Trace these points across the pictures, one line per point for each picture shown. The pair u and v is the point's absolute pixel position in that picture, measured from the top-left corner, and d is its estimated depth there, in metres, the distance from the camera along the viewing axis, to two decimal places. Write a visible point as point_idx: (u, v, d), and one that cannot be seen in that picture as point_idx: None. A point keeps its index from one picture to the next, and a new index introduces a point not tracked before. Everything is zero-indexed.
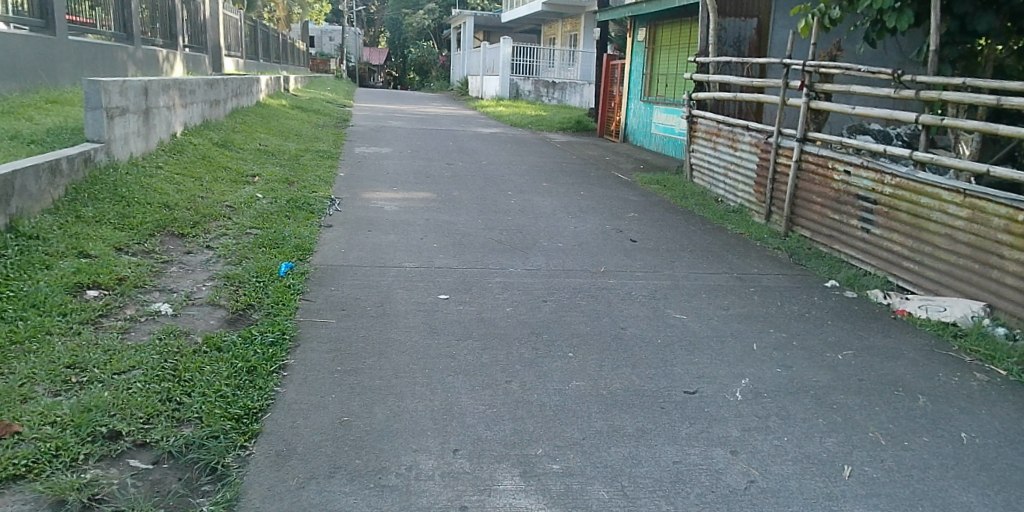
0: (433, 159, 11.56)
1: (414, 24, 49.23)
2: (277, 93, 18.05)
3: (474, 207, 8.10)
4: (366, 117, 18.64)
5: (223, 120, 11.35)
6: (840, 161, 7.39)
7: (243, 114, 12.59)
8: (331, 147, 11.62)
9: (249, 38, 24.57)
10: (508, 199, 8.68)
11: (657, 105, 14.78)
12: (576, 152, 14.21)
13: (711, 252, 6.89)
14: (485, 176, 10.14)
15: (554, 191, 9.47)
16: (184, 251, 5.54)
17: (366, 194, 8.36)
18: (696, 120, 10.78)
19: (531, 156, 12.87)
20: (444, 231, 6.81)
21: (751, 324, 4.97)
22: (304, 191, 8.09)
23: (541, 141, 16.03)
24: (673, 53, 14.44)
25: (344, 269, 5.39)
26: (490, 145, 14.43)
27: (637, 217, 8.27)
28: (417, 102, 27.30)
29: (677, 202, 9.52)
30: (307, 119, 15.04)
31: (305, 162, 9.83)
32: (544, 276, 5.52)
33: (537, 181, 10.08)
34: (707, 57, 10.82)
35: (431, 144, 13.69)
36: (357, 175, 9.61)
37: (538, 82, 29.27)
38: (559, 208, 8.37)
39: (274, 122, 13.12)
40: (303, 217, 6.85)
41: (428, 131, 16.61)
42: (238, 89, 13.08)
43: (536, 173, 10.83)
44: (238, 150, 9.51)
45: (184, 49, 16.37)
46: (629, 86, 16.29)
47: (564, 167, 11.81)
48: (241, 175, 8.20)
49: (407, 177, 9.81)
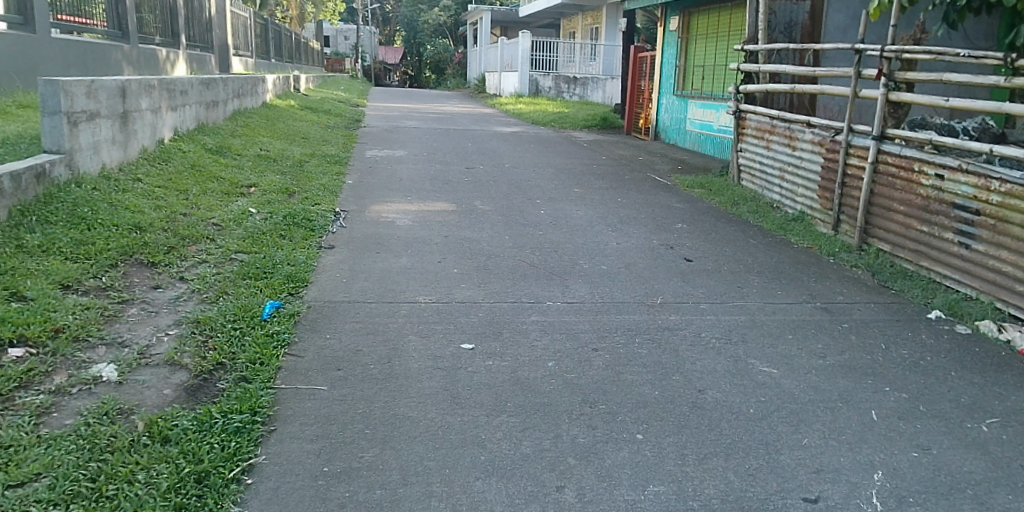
0: (451, 162, 10.55)
1: (429, 21, 48.22)
2: (286, 93, 17.10)
3: (499, 218, 7.08)
4: (380, 117, 17.66)
5: (223, 123, 10.39)
6: (930, 163, 6.24)
7: (245, 115, 11.63)
8: (339, 151, 10.66)
9: (259, 37, 23.71)
10: (537, 208, 7.66)
11: (694, 99, 13.64)
12: (605, 151, 13.12)
13: (782, 274, 5.83)
14: (510, 182, 9.12)
15: (587, 198, 8.43)
16: (151, 286, 4.54)
17: (376, 206, 7.37)
18: (745, 115, 9.69)
19: (558, 157, 11.82)
20: (467, 251, 5.80)
21: (858, 376, 3.93)
22: (304, 203, 7.18)
23: (567, 139, 14.96)
24: (711, 43, 13.29)
25: (344, 306, 4.39)
26: (513, 145, 13.37)
27: (687, 228, 7.21)
28: (434, 101, 26.27)
29: (729, 209, 8.43)
30: (316, 120, 14.09)
31: (309, 169, 8.89)
32: (591, 314, 4.47)
33: (567, 187, 9.04)
34: (756, 45, 9.78)
35: (449, 145, 12.67)
36: (367, 183, 8.61)
37: (559, 78, 28.13)
38: (596, 218, 7.34)
39: (279, 124, 12.15)
40: (300, 237, 5.88)
41: (445, 130, 15.58)
42: (240, 89, 12.12)
43: (566, 177, 9.79)
44: (234, 156, 8.57)
45: (185, 48, 15.46)
46: (661, 79, 15.15)
47: (596, 169, 10.75)
48: (233, 188, 7.25)
49: (422, 183, 8.80)
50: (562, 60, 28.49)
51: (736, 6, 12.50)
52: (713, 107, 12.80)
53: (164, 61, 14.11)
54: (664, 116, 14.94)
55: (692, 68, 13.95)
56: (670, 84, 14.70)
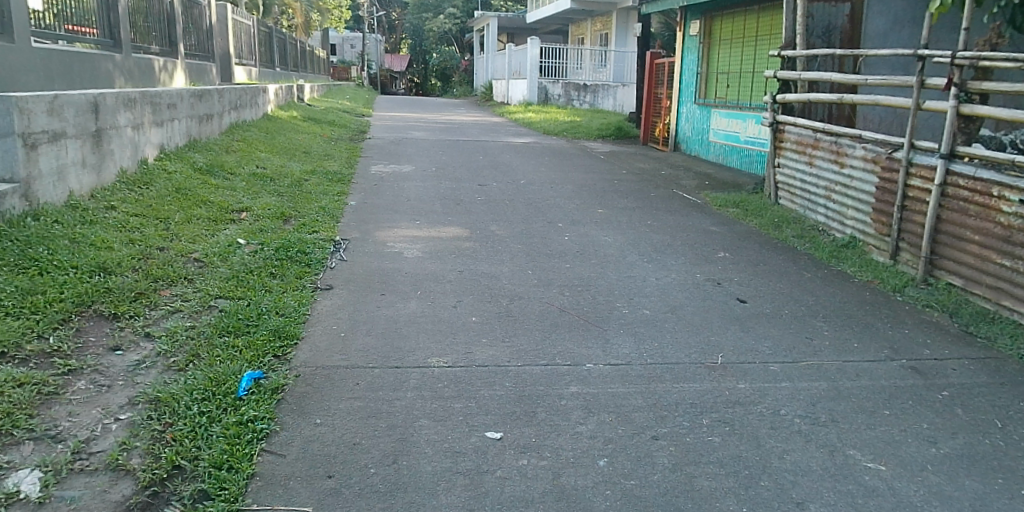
0: (462, 179, 9.77)
1: (435, 28, 47.52)
2: (288, 102, 16.37)
3: (520, 245, 6.31)
4: (386, 126, 16.89)
5: (217, 137, 9.63)
6: (1014, 188, 5.41)
7: (242, 128, 10.89)
8: (342, 168, 9.88)
9: (263, 45, 23.02)
10: (562, 233, 6.88)
11: (716, 108, 12.79)
12: (626, 164, 12.33)
13: (853, 320, 5.03)
14: (529, 202, 8.34)
15: (614, 220, 7.65)
16: (108, 348, 3.74)
17: (382, 232, 6.59)
18: (784, 127, 8.86)
19: (577, 172, 11.03)
20: (488, 290, 5.02)
21: (984, 474, 3.16)
22: (301, 230, 6.38)
23: (583, 151, 14.15)
24: (734, 48, 12.41)
25: (344, 374, 3.60)
26: (527, 158, 12.59)
27: (731, 259, 6.42)
28: (441, 109, 25.51)
29: (770, 233, 7.61)
30: (318, 132, 13.34)
31: (307, 190, 8.10)
32: (643, 383, 3.69)
33: (591, 207, 8.25)
34: (796, 50, 8.91)
35: (460, 158, 11.91)
36: (371, 204, 7.84)
37: (569, 85, 27.31)
38: (629, 246, 6.56)
39: (278, 137, 11.39)
40: (294, 275, 5.09)
41: (455, 142, 14.81)
42: (238, 100, 11.38)
43: (588, 195, 9.02)
44: (226, 176, 7.79)
45: (182, 56, 14.73)
46: (679, 87, 14.28)
47: (619, 185, 9.96)
48: (221, 214, 6.46)
49: (431, 204, 8.03)
50: (569, 67, 27.52)
51: (763, 9, 11.59)
52: (739, 117, 11.95)
53: (160, 70, 13.37)
54: (684, 126, 14.09)
55: (714, 75, 13.09)
56: (690, 91, 13.83)
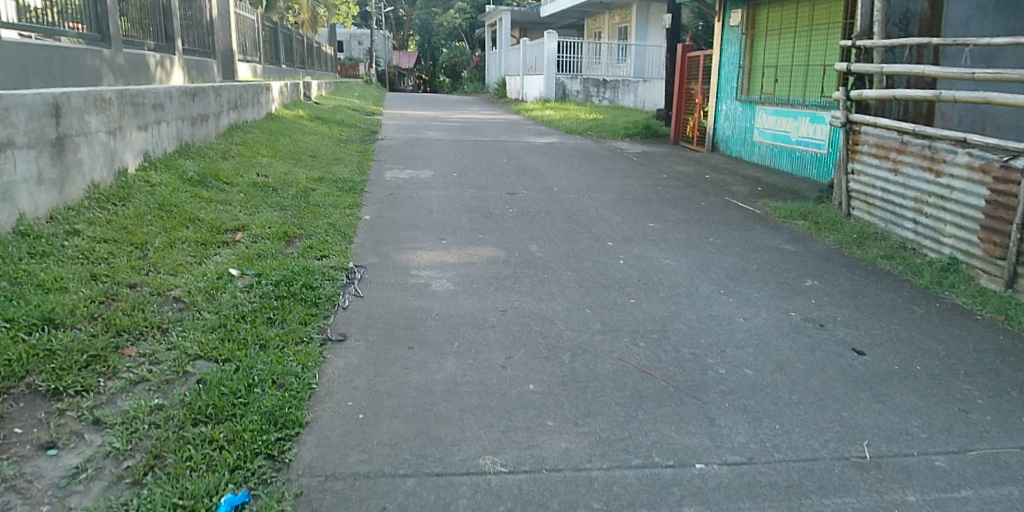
0: (488, 186, 8.72)
1: (445, 24, 46.46)
2: (295, 101, 15.37)
3: (570, 272, 5.26)
4: (398, 126, 15.86)
5: (214, 141, 8.63)
6: None
7: (243, 131, 9.88)
8: (354, 175, 8.85)
9: (268, 42, 22.07)
10: (615, 254, 5.83)
11: (763, 105, 11.66)
12: (663, 167, 11.26)
13: (1004, 378, 3.97)
14: (567, 214, 7.29)
15: (671, 236, 6.60)
16: (38, 445, 2.73)
17: (403, 255, 5.54)
18: (859, 128, 7.75)
19: (612, 176, 9.96)
20: (542, 339, 3.99)
21: None
22: (308, 255, 5.33)
23: (612, 151, 13.07)
24: (784, 39, 11.27)
25: (366, 491, 2.58)
26: (554, 160, 11.54)
27: (821, 288, 5.36)
28: (454, 108, 24.47)
29: (854, 253, 6.52)
30: (326, 134, 12.31)
31: (314, 202, 7.05)
32: (779, 498, 2.67)
33: (640, 220, 7.20)
34: (872, 41, 7.81)
35: (481, 162, 10.86)
36: (389, 218, 6.80)
37: (587, 81, 26.17)
38: (697, 272, 5.50)
39: (282, 139, 10.38)
40: (298, 320, 4.03)
41: (474, 143, 13.76)
42: (238, 100, 10.37)
43: (633, 205, 7.95)
44: (221, 187, 6.76)
45: (181, 53, 13.74)
46: (717, 82, 13.16)
47: (663, 193, 8.88)
48: (212, 236, 5.43)
49: (457, 217, 6.99)
50: (585, 62, 26.62)
51: None
52: (790, 115, 10.83)
53: (156, 67, 12.37)
54: (724, 125, 12.98)
55: (759, 69, 11.96)
56: (730, 87, 12.70)
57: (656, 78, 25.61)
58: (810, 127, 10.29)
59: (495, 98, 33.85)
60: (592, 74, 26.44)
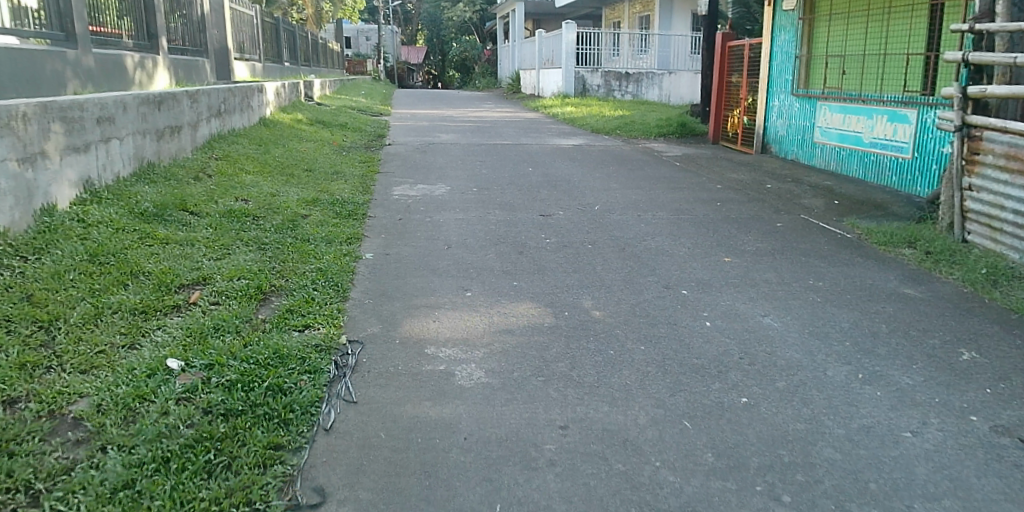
0: (515, 204, 7.32)
1: (455, 17, 45.09)
2: (295, 102, 14.02)
3: (643, 347, 3.86)
4: (409, 128, 14.47)
5: (189, 158, 7.28)
6: None
7: (228, 142, 8.53)
8: (354, 194, 7.47)
9: (269, 39, 20.77)
10: (696, 310, 4.42)
11: (825, 100, 10.17)
12: (713, 174, 9.80)
13: None
14: (619, 245, 5.88)
15: (756, 277, 5.19)
16: None
17: (413, 321, 4.15)
18: (979, 133, 6.19)
19: (659, 187, 8.52)
20: (631, 491, 2.60)
21: None
22: (286, 326, 3.92)
23: (649, 154, 11.61)
24: (853, 24, 9.76)
25: None
26: (587, 167, 10.10)
27: (987, 364, 3.91)
28: (467, 105, 23.06)
29: (995, 298, 4.97)
30: (325, 142, 10.97)
31: (302, 236, 5.67)
32: None
33: (710, 253, 5.78)
34: (993, 28, 6.28)
35: (503, 172, 9.44)
36: (397, 258, 5.42)
37: (609, 74, 24.50)
38: (814, 341, 4.08)
39: (273, 151, 9.00)
40: (251, 464, 2.63)
41: (492, 146, 12.35)
42: (222, 105, 9.02)
43: (695, 230, 6.53)
44: (184, 221, 5.41)
45: (165, 52, 12.43)
46: (767, 74, 11.65)
47: (725, 210, 7.44)
48: (158, 299, 4.06)
49: (483, 252, 5.60)
50: (605, 54, 24.75)
51: None
52: (861, 112, 9.36)
53: (135, 68, 11.10)
54: (776, 123, 11.49)
55: (821, 59, 10.45)
56: (784, 80, 11.20)
57: (681, 69, 24.10)
58: (890, 127, 8.81)
59: (509, 93, 32.42)
60: (611, 67, 24.72)
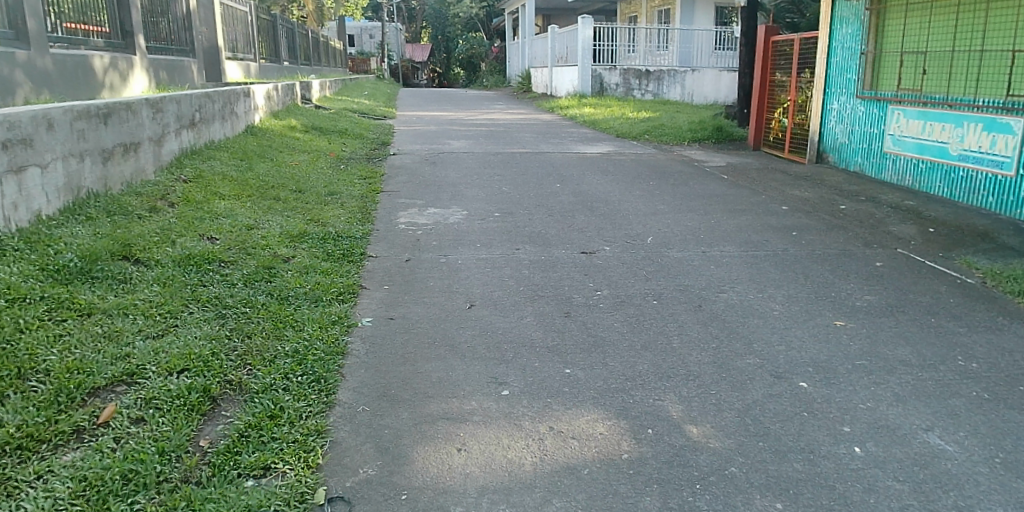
0: (549, 236, 6.01)
1: (460, 14, 43.81)
2: (291, 106, 12.74)
3: (780, 504, 2.57)
4: (417, 133, 13.19)
5: (149, 182, 5.97)
6: None
7: (204, 159, 7.23)
8: (351, 224, 6.12)
9: (266, 37, 19.47)
10: (831, 424, 3.15)
11: (899, 104, 8.90)
12: (771, 190, 8.48)
13: None
14: (692, 298, 4.58)
15: (886, 358, 3.90)
16: None
17: (429, 448, 2.83)
18: None
19: (715, 209, 7.21)
20: None
21: None
22: (234, 470, 2.58)
23: (689, 165, 10.29)
24: (937, 17, 8.52)
25: None
26: (623, 182, 8.80)
27: None
28: (477, 105, 21.78)
29: None
30: (322, 154, 9.65)
31: (279, 291, 4.32)
32: None
33: (812, 313, 4.48)
34: None
35: (527, 188, 8.13)
36: (406, 323, 4.09)
37: (627, 72, 22.90)
38: (1020, 484, 2.79)
39: (258, 167, 7.69)
40: None
41: (509, 155, 11.04)
42: (197, 112, 7.71)
43: (779, 274, 5.23)
44: (122, 275, 4.09)
45: (142, 51, 11.15)
46: (827, 74, 10.40)
47: (804, 243, 6.14)
48: (46, 419, 2.75)
49: (517, 312, 4.29)
50: (621, 51, 23.02)
51: None
52: (947, 119, 8.10)
53: (105, 71, 9.87)
54: (835, 129, 10.26)
55: (893, 57, 9.20)
56: (846, 80, 9.97)
57: (704, 67, 22.87)
58: (985, 138, 7.59)
59: (519, 91, 31.06)
60: (627, 64, 23.01)
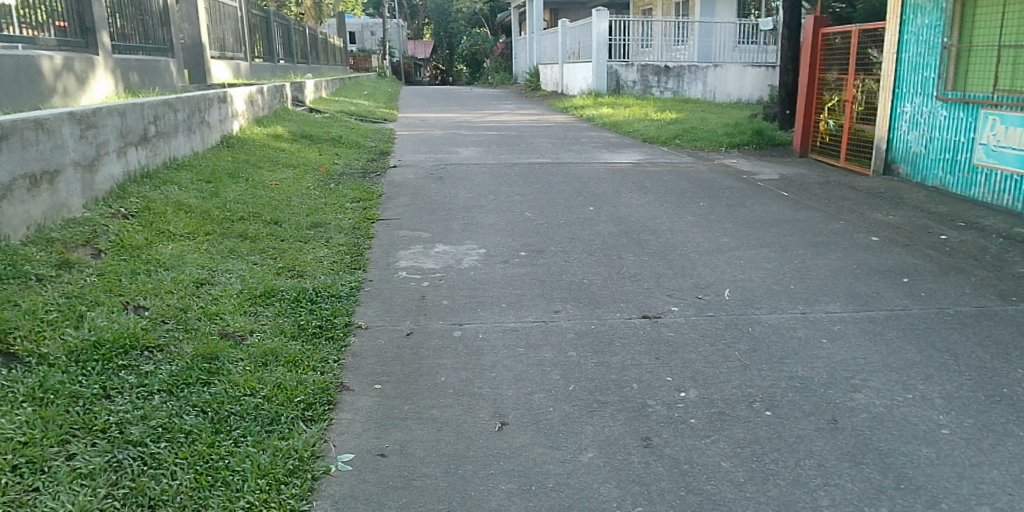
0: (594, 289, 4.61)
1: (464, 10, 42.34)
2: (281, 110, 11.40)
3: None
4: (422, 140, 11.82)
5: (71, 224, 4.64)
6: None
7: (158, 186, 5.88)
8: (337, 274, 4.74)
9: (259, 34, 18.11)
10: None
11: (994, 109, 7.50)
12: (846, 214, 7.08)
13: None
14: (818, 405, 3.20)
15: None
16: None
17: None
18: None
19: (792, 245, 5.81)
20: None
21: None
22: None
23: (737, 179, 8.88)
24: None
25: None
26: (668, 202, 7.40)
27: None
28: (486, 106, 20.38)
29: None
30: (309, 169, 8.28)
31: (218, 403, 2.96)
32: None
33: (996, 431, 3.09)
34: None
35: (555, 213, 6.72)
36: (404, 466, 2.69)
37: (646, 69, 21.34)
38: None
39: (228, 192, 6.34)
40: None
41: (527, 166, 9.66)
42: (152, 125, 6.36)
43: (915, 354, 3.83)
44: None
45: (104, 51, 9.84)
46: (896, 71, 8.98)
47: (923, 296, 4.74)
48: None
49: (569, 439, 2.86)
50: (635, 45, 21.48)
51: None
52: None
53: (56, 75, 8.57)
54: (907, 135, 8.85)
55: (984, 52, 7.76)
56: (921, 78, 8.56)
57: (727, 62, 21.29)
58: None
59: (527, 90, 29.57)
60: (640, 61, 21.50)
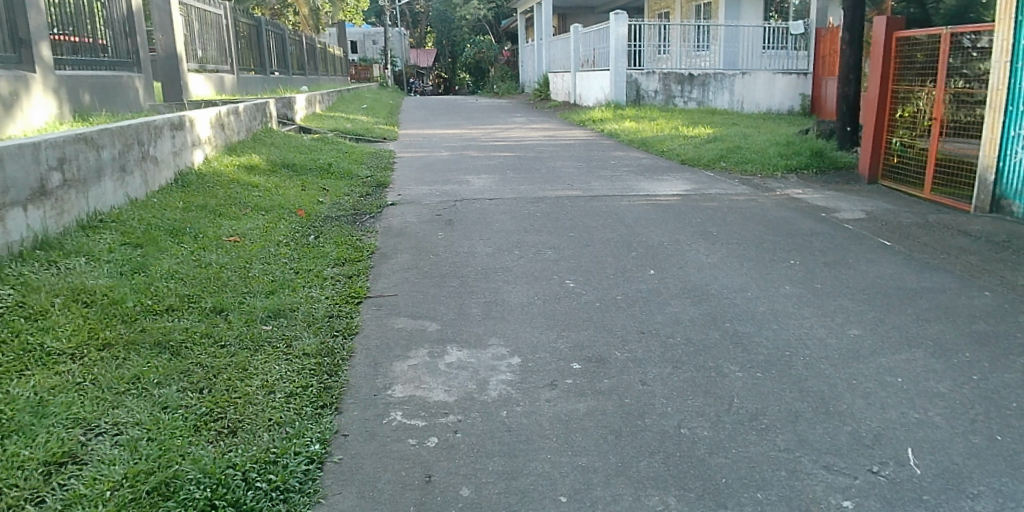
0: (704, 453, 2.91)
1: (469, 15, 40.67)
2: (262, 132, 9.73)
3: None
4: (427, 164, 10.10)
5: None
6: None
7: (53, 262, 4.28)
8: (288, 426, 3.07)
9: (248, 44, 16.39)
10: None
11: None
12: (989, 277, 5.34)
13: None
14: None
15: None
16: None
17: None
18: None
19: (953, 342, 4.08)
20: None
21: None
22: None
23: (819, 217, 7.14)
24: None
25: None
26: (749, 258, 5.67)
27: None
28: (497, 118, 18.65)
29: None
30: (284, 213, 6.60)
31: None
32: None
33: None
34: None
35: (607, 281, 5.00)
36: None
37: (668, 77, 19.31)
38: None
39: (161, 264, 4.71)
40: None
41: (555, 199, 7.93)
42: (58, 173, 4.76)
43: None
44: None
45: (43, 67, 8.16)
46: (1010, 84, 7.22)
47: None
48: None
49: None
50: (649, 51, 19.18)
51: None
52: None
53: None
54: None
55: None
56: None
57: (755, 69, 19.38)
58: None
59: (537, 99, 27.80)
60: (658, 68, 19.28)
